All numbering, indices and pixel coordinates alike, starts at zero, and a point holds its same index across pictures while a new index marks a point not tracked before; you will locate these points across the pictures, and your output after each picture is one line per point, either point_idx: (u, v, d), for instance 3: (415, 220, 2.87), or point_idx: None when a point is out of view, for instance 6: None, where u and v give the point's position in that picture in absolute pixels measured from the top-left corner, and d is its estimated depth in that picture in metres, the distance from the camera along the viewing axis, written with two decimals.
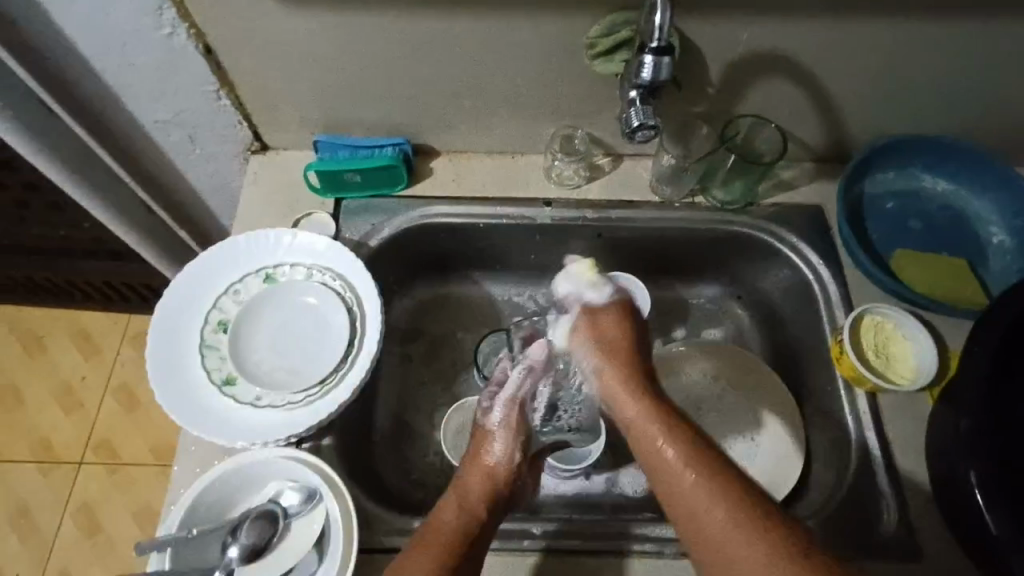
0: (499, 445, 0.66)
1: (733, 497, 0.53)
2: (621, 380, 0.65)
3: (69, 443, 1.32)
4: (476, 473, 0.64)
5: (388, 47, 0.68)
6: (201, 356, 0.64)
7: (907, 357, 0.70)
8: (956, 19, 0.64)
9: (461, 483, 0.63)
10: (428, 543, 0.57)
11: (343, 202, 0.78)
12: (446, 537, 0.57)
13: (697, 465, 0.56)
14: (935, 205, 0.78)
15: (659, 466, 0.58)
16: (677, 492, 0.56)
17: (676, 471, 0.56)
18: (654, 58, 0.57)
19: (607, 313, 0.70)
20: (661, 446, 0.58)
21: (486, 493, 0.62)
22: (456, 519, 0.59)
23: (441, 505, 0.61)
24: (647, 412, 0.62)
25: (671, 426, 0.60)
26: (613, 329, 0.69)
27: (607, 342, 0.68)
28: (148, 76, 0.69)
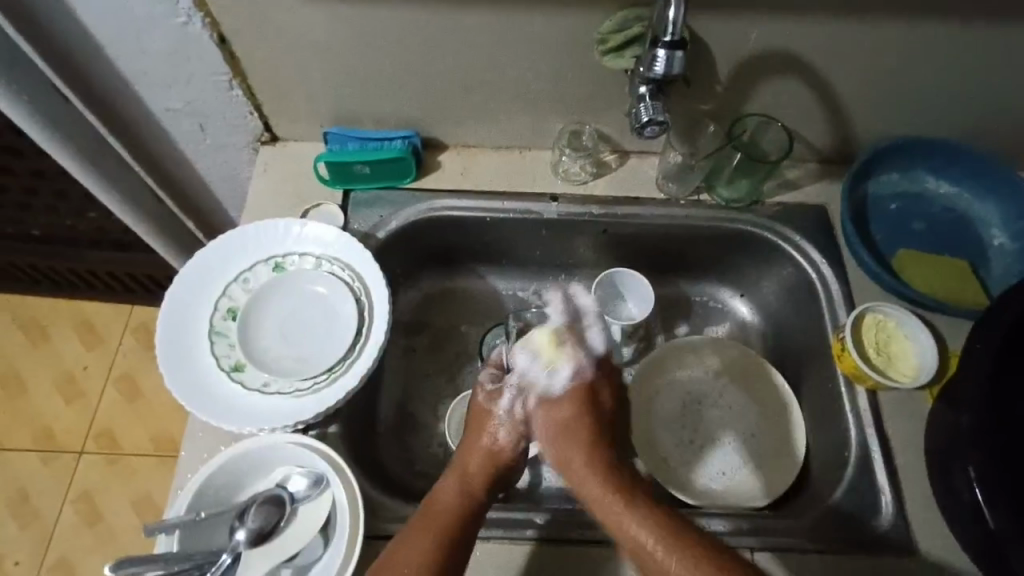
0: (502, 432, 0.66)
1: (706, 565, 0.53)
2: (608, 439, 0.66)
3: (71, 432, 1.32)
4: (478, 454, 0.64)
5: (401, 40, 0.68)
6: (210, 343, 0.65)
7: (908, 356, 0.70)
8: (964, 21, 0.65)
9: (461, 462, 0.64)
10: (427, 518, 0.58)
11: (351, 193, 0.79)
12: (445, 512, 0.58)
13: (666, 541, 0.55)
14: (938, 206, 0.79)
15: (630, 544, 0.57)
16: (653, 564, 0.55)
17: (645, 548, 0.55)
18: (667, 52, 0.57)
19: (565, 396, 0.68)
20: (628, 527, 0.57)
21: (484, 475, 0.63)
22: (457, 495, 0.60)
23: (443, 478, 0.63)
24: (609, 489, 0.60)
25: (635, 504, 0.58)
26: (570, 414, 0.67)
27: (559, 428, 0.66)
28: (161, 64, 0.70)
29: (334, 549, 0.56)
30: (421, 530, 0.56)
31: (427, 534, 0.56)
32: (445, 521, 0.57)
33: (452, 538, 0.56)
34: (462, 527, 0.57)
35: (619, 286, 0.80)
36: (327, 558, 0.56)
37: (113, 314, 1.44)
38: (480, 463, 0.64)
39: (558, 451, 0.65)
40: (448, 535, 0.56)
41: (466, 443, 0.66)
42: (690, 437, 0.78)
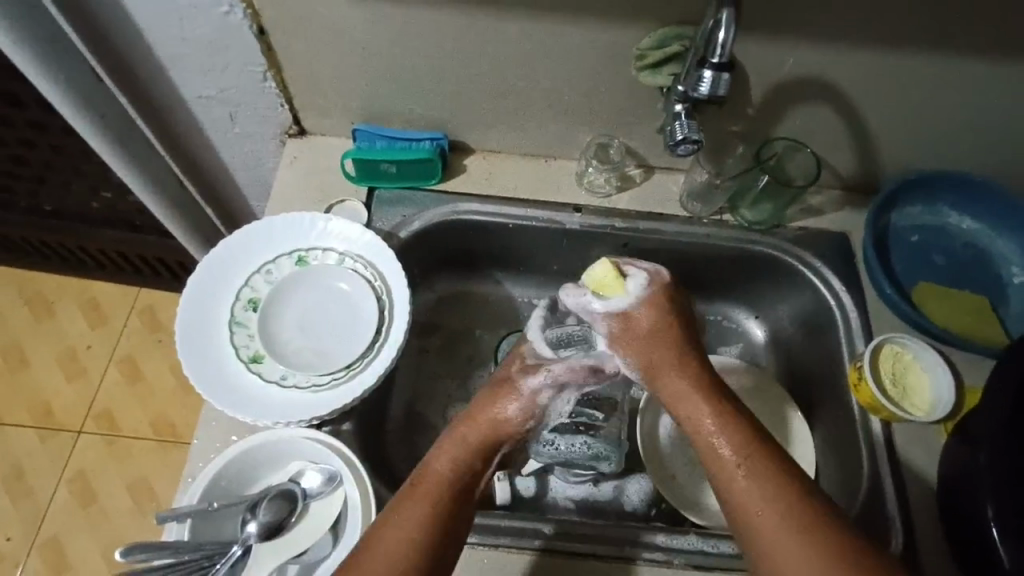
0: (506, 411, 0.62)
1: (787, 495, 0.53)
2: (677, 364, 0.62)
3: (71, 410, 1.32)
4: (474, 427, 0.61)
5: (439, 42, 0.69)
6: (230, 332, 0.65)
7: (924, 389, 0.70)
8: (1002, 60, 0.65)
9: (461, 428, 0.61)
10: (422, 492, 0.56)
11: (376, 191, 0.79)
12: (443, 485, 0.56)
13: (750, 466, 0.55)
14: (960, 241, 0.79)
15: (715, 454, 0.57)
16: (732, 477, 0.55)
17: (730, 463, 0.56)
18: (713, 73, 0.58)
19: (645, 305, 0.63)
20: (716, 439, 0.57)
21: (480, 451, 0.60)
22: (453, 469, 0.58)
23: (439, 443, 0.60)
24: (709, 405, 0.59)
25: (724, 415, 0.58)
26: (654, 322, 0.63)
27: (648, 343, 0.63)
28: (201, 50, 0.70)
29: (343, 548, 0.56)
30: (418, 504, 0.55)
31: (419, 515, 0.54)
32: (436, 500, 0.55)
33: (441, 519, 0.54)
34: (452, 508, 0.56)
35: None
36: (335, 557, 0.56)
37: (120, 295, 1.43)
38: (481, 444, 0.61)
39: (638, 352, 0.63)
40: (439, 516, 0.54)
41: (475, 409, 0.63)
42: None
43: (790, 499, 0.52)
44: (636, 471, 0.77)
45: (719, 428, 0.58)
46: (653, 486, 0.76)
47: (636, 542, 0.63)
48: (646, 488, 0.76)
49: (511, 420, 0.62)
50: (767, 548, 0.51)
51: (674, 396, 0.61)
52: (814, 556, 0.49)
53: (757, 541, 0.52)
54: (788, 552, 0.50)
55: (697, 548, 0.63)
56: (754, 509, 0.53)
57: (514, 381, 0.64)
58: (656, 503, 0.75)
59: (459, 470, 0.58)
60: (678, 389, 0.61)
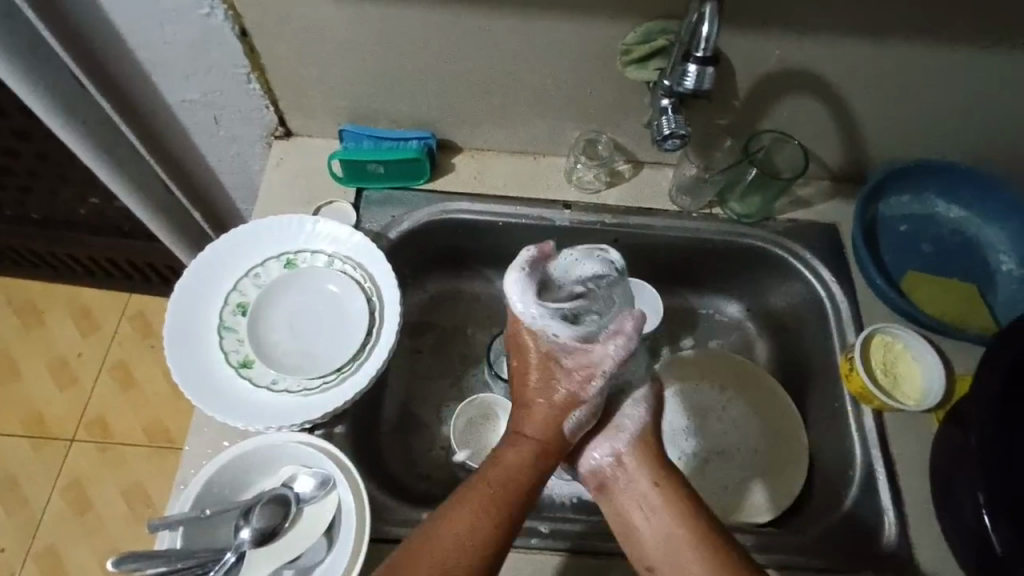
0: (570, 431, 0.58)
1: (698, 531, 0.54)
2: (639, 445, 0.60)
3: (63, 418, 1.31)
4: (531, 427, 0.58)
5: (424, 41, 0.68)
6: (219, 337, 0.64)
7: (914, 378, 0.71)
8: (987, 49, 0.65)
9: (524, 425, 0.58)
10: (478, 490, 0.54)
11: (364, 192, 0.78)
12: (506, 485, 0.54)
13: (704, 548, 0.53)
14: (948, 230, 0.79)
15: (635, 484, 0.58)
16: (649, 503, 0.57)
17: (650, 493, 0.57)
18: (698, 67, 0.57)
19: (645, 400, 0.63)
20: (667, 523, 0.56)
21: (540, 449, 0.57)
22: (518, 466, 0.56)
23: (507, 439, 0.58)
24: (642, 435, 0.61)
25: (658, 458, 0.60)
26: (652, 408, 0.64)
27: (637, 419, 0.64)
28: (183, 53, 0.69)
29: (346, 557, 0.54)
30: (470, 502, 0.53)
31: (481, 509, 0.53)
32: (492, 499, 0.53)
33: (500, 519, 0.53)
34: (510, 509, 0.53)
35: None
36: (331, 560, 0.55)
37: (110, 301, 1.42)
38: (549, 442, 0.57)
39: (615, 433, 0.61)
40: (496, 516, 0.53)
41: (529, 409, 0.59)
42: (692, 449, 0.77)
43: (702, 539, 0.54)
44: None
45: (671, 511, 0.56)
46: None
47: None
48: None
49: (574, 432, 0.59)
50: None
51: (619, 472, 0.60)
52: None
53: None
54: None
55: None
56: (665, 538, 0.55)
57: (553, 382, 0.59)
58: None
59: (527, 469, 0.56)
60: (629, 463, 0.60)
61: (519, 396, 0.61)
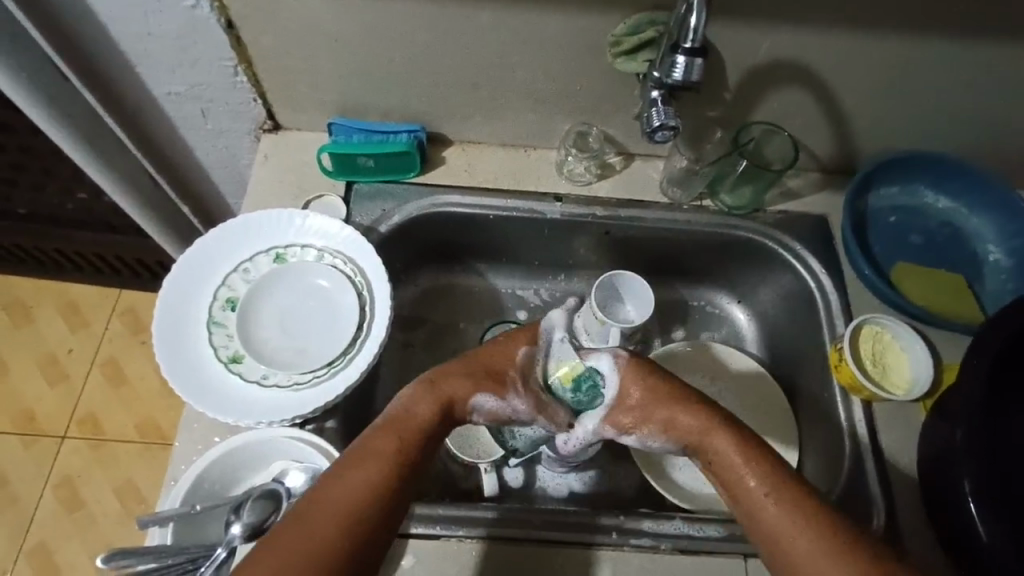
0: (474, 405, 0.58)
1: (773, 475, 0.52)
2: (661, 389, 0.60)
3: (53, 416, 1.30)
4: (451, 387, 0.57)
5: (411, 33, 0.67)
6: (208, 332, 0.64)
7: (903, 368, 0.71)
8: (976, 40, 0.65)
9: (441, 375, 0.58)
10: (393, 433, 0.52)
11: (354, 186, 0.78)
12: (410, 430, 0.53)
13: (778, 493, 0.51)
14: (936, 221, 0.80)
15: (733, 469, 0.54)
16: (736, 476, 0.53)
17: (741, 475, 0.53)
18: (687, 58, 0.57)
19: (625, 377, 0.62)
20: (727, 454, 0.54)
21: (449, 409, 0.56)
22: (425, 417, 0.54)
23: (409, 389, 0.56)
24: (686, 415, 0.58)
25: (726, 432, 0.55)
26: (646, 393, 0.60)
27: (645, 399, 0.60)
28: (168, 45, 0.68)
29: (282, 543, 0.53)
30: (382, 444, 0.51)
31: (388, 450, 0.51)
32: (401, 446, 0.52)
33: (401, 468, 0.51)
34: (414, 455, 0.52)
35: (617, 288, 0.80)
36: None
37: (99, 297, 1.41)
38: (458, 410, 0.57)
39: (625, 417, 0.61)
40: (395, 465, 0.50)
41: (447, 370, 0.58)
42: None
43: (829, 533, 0.48)
44: (620, 459, 0.78)
45: (732, 445, 0.55)
46: (638, 472, 0.77)
47: (622, 529, 0.62)
48: (631, 474, 0.77)
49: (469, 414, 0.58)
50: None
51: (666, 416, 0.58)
52: None
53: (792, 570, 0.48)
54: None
55: (682, 532, 0.62)
56: (789, 534, 0.49)
57: (508, 376, 0.61)
58: (642, 488, 0.76)
59: (432, 421, 0.55)
60: (668, 410, 0.58)
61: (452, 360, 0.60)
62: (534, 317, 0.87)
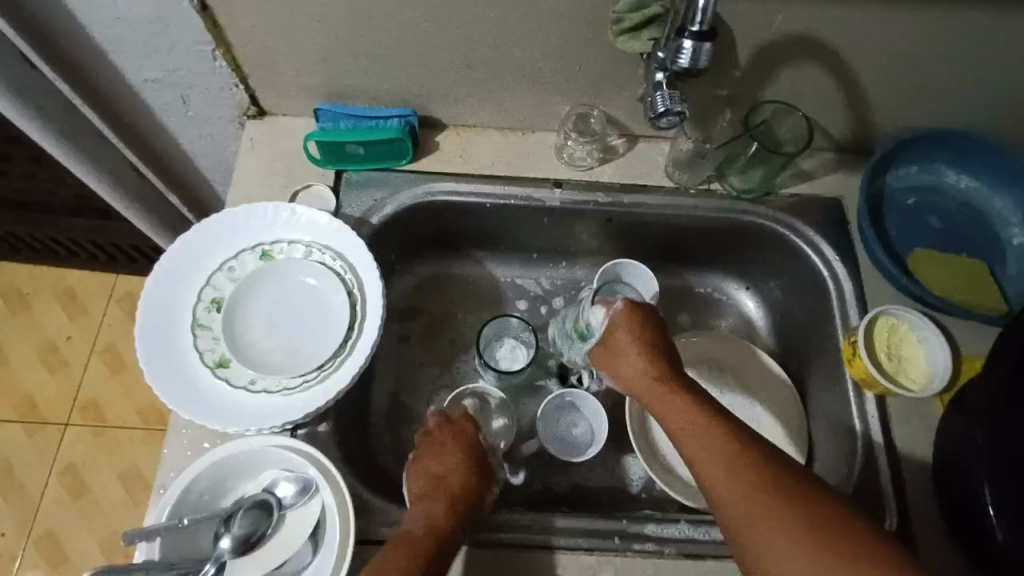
0: (467, 473, 0.63)
1: (714, 421, 0.55)
2: (649, 358, 0.62)
3: (56, 404, 1.29)
4: (452, 478, 0.61)
5: (400, 12, 0.63)
6: (192, 336, 0.61)
7: (919, 360, 0.68)
8: (1012, 10, 0.60)
9: (438, 473, 0.62)
10: (412, 530, 0.55)
11: (344, 174, 0.74)
12: (431, 518, 0.57)
13: (718, 431, 0.54)
14: (959, 201, 0.75)
15: (682, 422, 0.56)
16: (682, 424, 0.56)
17: (688, 426, 0.55)
18: (694, 43, 0.53)
19: (616, 313, 0.67)
20: (678, 410, 0.57)
21: (462, 494, 0.60)
22: (445, 510, 0.58)
23: (418, 494, 0.60)
24: (648, 370, 0.62)
25: (674, 388, 0.59)
26: (626, 343, 0.64)
27: (626, 345, 0.64)
28: (141, 29, 0.64)
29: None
30: (404, 536, 0.55)
31: (409, 544, 0.54)
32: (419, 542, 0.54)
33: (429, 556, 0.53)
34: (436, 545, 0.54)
35: (617, 275, 0.77)
36: (315, 566, 0.54)
37: (97, 284, 1.39)
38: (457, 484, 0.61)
39: (619, 339, 0.65)
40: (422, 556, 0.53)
41: (434, 462, 0.63)
42: None
43: (756, 468, 0.50)
44: (625, 452, 0.76)
45: (681, 400, 0.58)
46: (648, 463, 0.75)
47: (627, 534, 0.61)
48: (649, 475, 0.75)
49: (479, 485, 0.63)
50: (742, 516, 0.49)
51: (641, 382, 0.62)
52: (788, 529, 0.47)
53: (729, 512, 0.50)
54: (752, 509, 0.49)
55: (685, 537, 0.61)
56: (721, 474, 0.51)
57: (460, 436, 0.66)
58: (650, 487, 0.75)
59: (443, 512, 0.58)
60: (633, 365, 0.63)
61: (437, 458, 0.63)
62: (534, 307, 0.84)
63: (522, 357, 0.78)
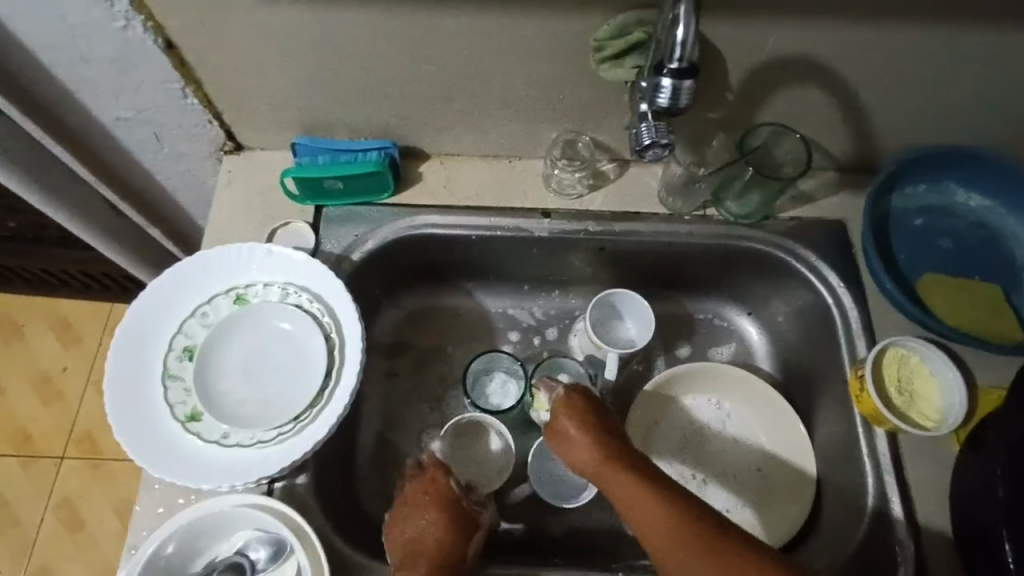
0: (444, 528, 0.59)
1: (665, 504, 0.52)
2: (592, 441, 0.59)
3: (50, 436, 1.27)
4: (430, 534, 0.58)
5: (372, 45, 0.61)
6: (163, 388, 0.58)
7: (933, 395, 0.64)
8: (1016, 25, 0.57)
9: (414, 532, 0.59)
10: None
11: (323, 209, 0.72)
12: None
13: (673, 516, 0.51)
14: (969, 222, 0.72)
15: (635, 511, 0.53)
16: (636, 512, 0.53)
17: (640, 516, 0.52)
18: (673, 82, 0.49)
19: (558, 398, 0.64)
20: (628, 497, 0.54)
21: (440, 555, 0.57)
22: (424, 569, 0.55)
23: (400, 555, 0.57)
24: (595, 453, 0.58)
25: (620, 469, 0.56)
26: (569, 428, 0.61)
27: (570, 431, 0.61)
28: (107, 70, 0.62)
29: None
30: None
31: None
32: None
33: None
34: None
35: (616, 307, 0.76)
36: None
37: (92, 312, 1.38)
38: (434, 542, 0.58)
39: (563, 426, 0.61)
40: None
41: (409, 516, 0.60)
42: (690, 471, 0.73)
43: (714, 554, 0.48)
44: None
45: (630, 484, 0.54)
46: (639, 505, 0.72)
47: None
48: None
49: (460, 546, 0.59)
50: None
51: (590, 468, 0.58)
52: None
53: None
54: None
55: None
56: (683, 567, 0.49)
57: (436, 487, 0.62)
58: None
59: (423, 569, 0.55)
60: (579, 450, 0.60)
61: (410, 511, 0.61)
62: (526, 338, 0.81)
63: (513, 392, 0.75)
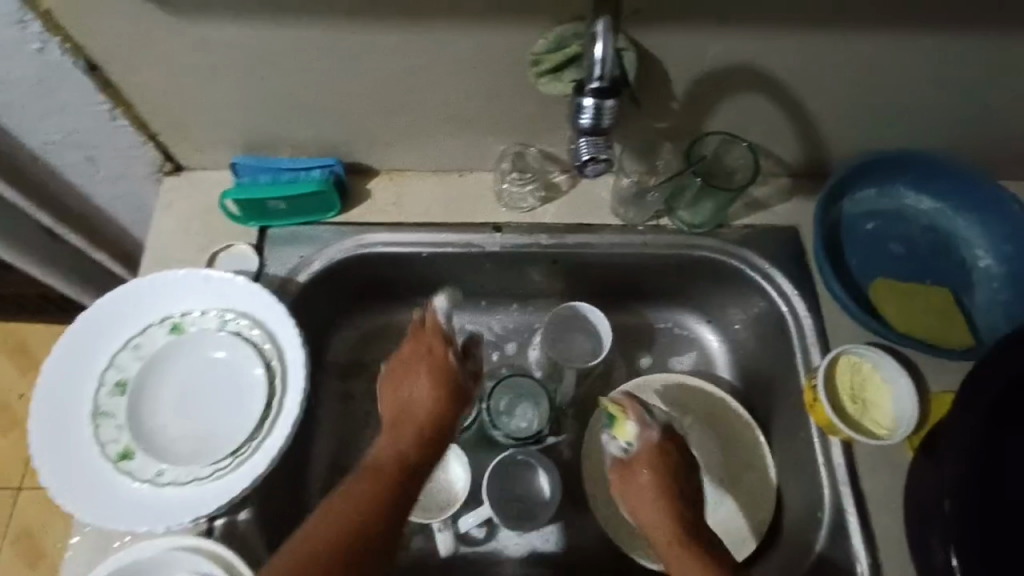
0: (431, 396, 0.60)
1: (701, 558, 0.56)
2: (656, 491, 0.61)
3: (7, 465, 1.23)
4: (419, 408, 0.59)
5: (306, 62, 0.59)
6: (93, 426, 0.56)
7: (886, 404, 0.63)
8: (949, 31, 0.57)
9: (399, 410, 0.60)
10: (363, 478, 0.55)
11: (267, 230, 0.70)
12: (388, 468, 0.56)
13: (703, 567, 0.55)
14: (920, 225, 0.72)
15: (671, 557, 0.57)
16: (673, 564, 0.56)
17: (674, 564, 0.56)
18: (595, 100, 0.51)
19: (642, 443, 0.63)
20: (672, 550, 0.57)
21: (427, 434, 0.59)
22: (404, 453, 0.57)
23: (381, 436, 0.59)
24: (658, 507, 0.60)
25: (674, 525, 0.59)
26: (644, 473, 0.62)
27: (649, 478, 0.61)
28: (29, 93, 0.60)
29: None
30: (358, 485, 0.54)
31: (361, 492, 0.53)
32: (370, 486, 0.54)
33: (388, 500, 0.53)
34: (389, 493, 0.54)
35: (573, 321, 0.74)
36: None
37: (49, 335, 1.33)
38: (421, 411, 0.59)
39: (642, 469, 0.62)
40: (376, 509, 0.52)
41: (392, 402, 0.61)
42: None
43: None
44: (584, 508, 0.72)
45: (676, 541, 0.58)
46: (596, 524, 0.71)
47: None
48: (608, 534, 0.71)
49: (443, 409, 0.60)
50: None
51: (643, 515, 0.61)
52: None
53: None
54: None
55: None
56: None
57: (435, 375, 0.60)
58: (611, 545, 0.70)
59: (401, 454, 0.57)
60: (640, 497, 0.61)
61: (398, 390, 0.61)
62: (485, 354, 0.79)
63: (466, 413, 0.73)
